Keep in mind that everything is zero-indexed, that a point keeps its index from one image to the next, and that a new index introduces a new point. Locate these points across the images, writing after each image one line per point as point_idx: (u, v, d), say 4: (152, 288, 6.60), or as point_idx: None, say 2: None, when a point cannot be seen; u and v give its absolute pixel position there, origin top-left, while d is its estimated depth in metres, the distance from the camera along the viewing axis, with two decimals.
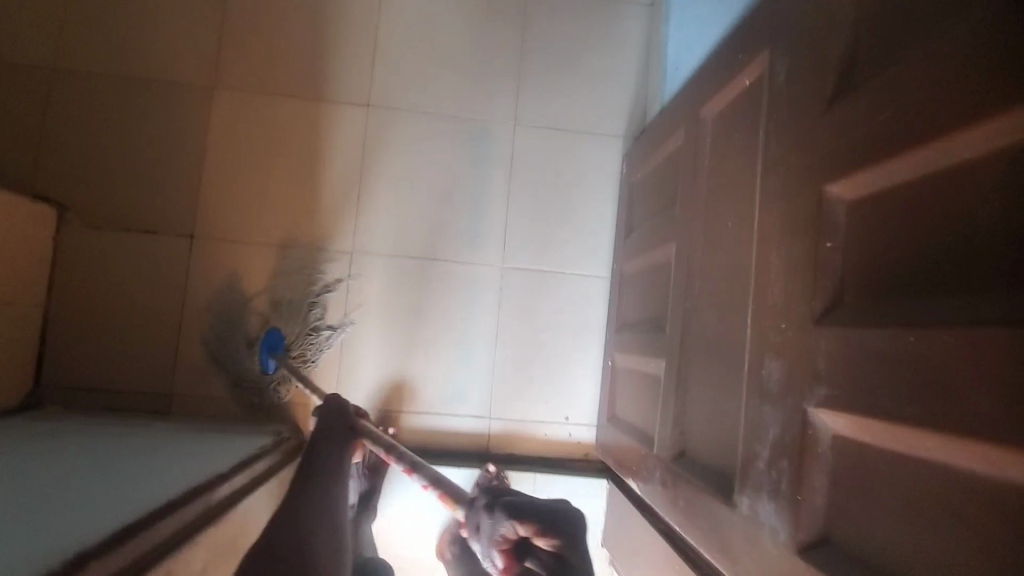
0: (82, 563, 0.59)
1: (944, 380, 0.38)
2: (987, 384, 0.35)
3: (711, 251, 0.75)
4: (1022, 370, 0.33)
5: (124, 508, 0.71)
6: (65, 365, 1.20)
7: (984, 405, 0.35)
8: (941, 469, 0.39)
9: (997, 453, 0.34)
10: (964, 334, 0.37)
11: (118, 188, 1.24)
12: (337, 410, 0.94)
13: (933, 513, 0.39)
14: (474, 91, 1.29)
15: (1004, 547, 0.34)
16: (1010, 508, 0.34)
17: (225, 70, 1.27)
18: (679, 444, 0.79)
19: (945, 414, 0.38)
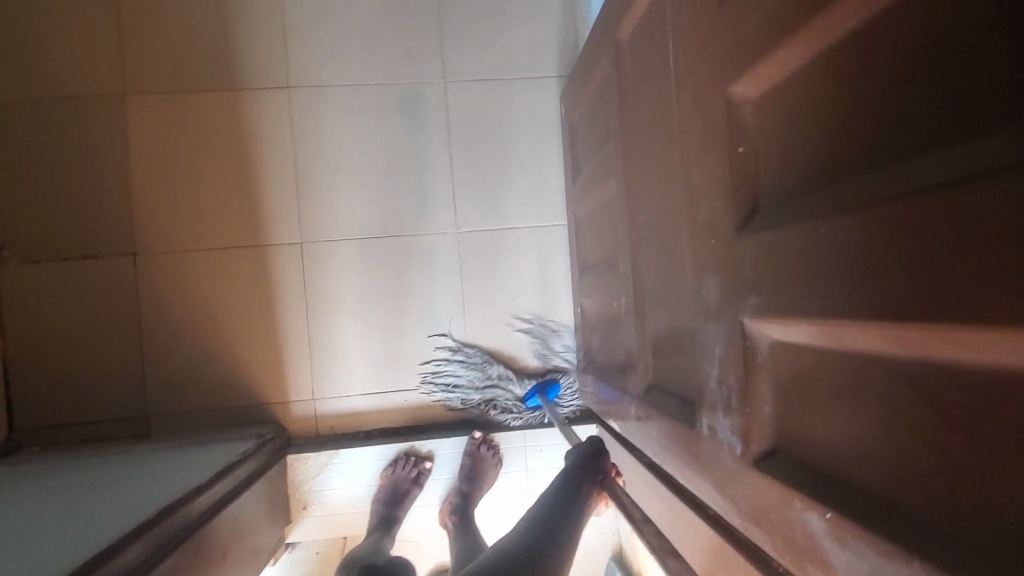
0: None
1: (858, 265, 0.36)
2: (894, 260, 0.34)
3: (647, 178, 0.73)
4: (923, 239, 0.32)
5: (97, 535, 0.70)
6: (33, 405, 1.18)
7: (895, 283, 0.34)
8: (867, 357, 0.37)
9: (911, 329, 0.33)
10: (871, 214, 0.35)
11: (49, 219, 1.19)
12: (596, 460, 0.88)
13: (864, 402, 0.38)
14: (396, 54, 1.23)
15: (929, 422, 0.33)
16: (930, 383, 0.33)
17: (133, 75, 1.21)
18: (646, 377, 0.79)
19: (862, 300, 0.36)
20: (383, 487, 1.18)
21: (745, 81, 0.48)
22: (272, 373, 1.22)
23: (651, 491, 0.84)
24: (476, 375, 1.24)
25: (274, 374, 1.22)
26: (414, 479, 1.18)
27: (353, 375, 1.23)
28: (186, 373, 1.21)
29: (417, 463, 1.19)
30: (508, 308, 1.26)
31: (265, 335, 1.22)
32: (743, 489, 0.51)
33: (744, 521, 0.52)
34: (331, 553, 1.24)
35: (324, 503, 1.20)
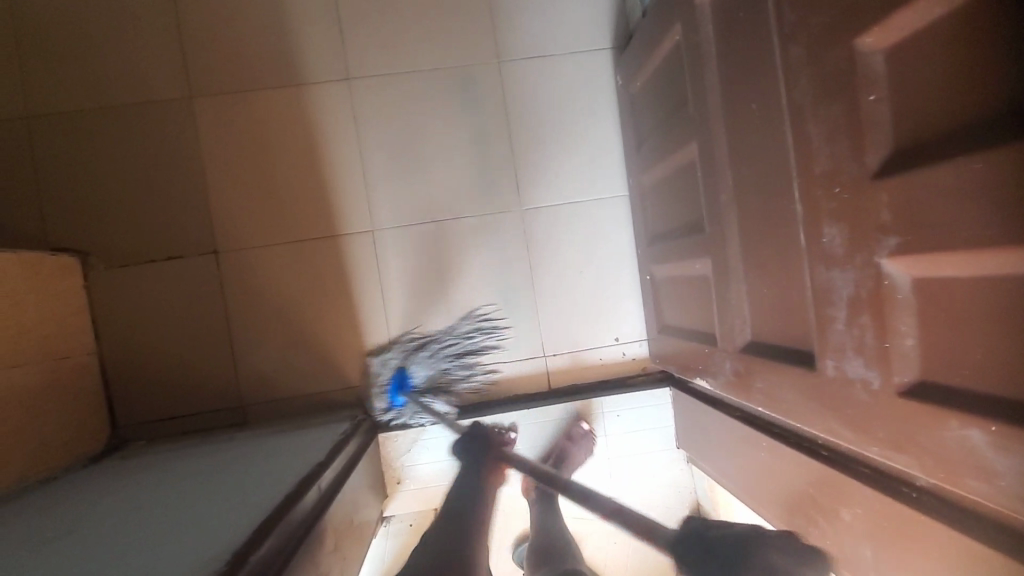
0: (247, 555, 0.66)
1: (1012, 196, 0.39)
2: None
3: (740, 138, 0.75)
4: None
5: (254, 509, 0.78)
6: (133, 403, 1.25)
7: None
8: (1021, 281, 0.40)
9: None
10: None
11: (130, 225, 1.24)
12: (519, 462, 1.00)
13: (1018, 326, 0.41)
14: (449, 38, 1.25)
15: None
16: None
17: (197, 80, 1.24)
18: (744, 331, 0.82)
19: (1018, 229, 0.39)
20: None
21: (868, 32, 0.50)
22: (353, 357, 1.27)
23: (750, 440, 0.88)
24: (436, 361, 1.27)
25: (354, 358, 1.27)
26: None
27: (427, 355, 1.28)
28: (272, 362, 1.26)
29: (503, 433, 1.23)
30: (572, 281, 1.29)
31: (342, 321, 1.27)
32: (882, 419, 0.55)
33: (881, 449, 0.56)
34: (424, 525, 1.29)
35: (415, 477, 1.25)
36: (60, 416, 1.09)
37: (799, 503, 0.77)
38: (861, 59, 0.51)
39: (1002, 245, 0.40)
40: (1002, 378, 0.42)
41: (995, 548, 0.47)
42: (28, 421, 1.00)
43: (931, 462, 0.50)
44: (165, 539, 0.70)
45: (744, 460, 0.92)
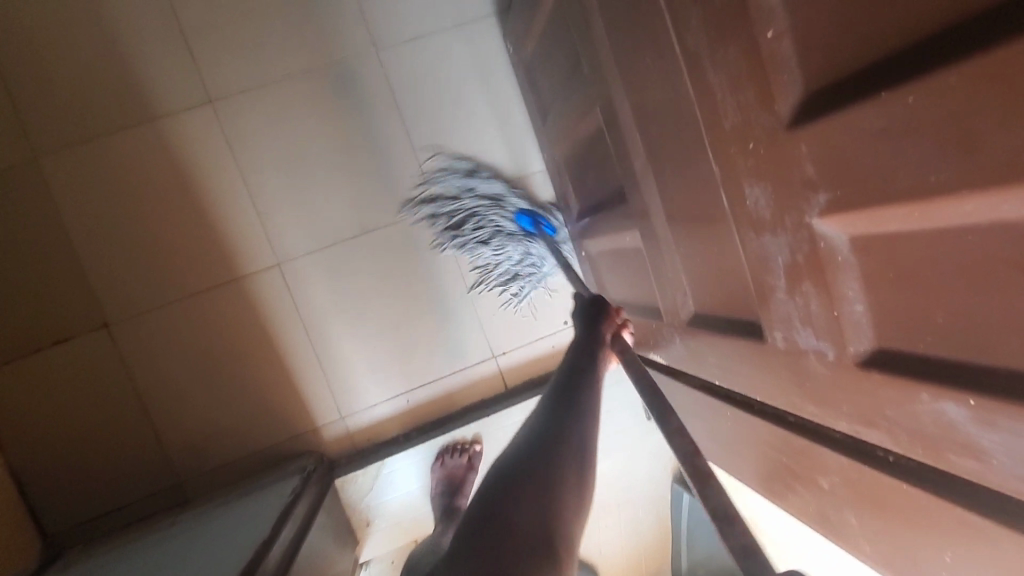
0: None
1: (957, 131, 0.31)
2: (1002, 117, 0.29)
3: (641, 96, 0.66)
4: None
5: None
6: (61, 506, 1.12)
7: (1004, 144, 0.29)
8: (980, 229, 0.33)
9: None
10: (971, 68, 0.29)
11: (4, 314, 1.08)
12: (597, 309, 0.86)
13: (981, 280, 0.34)
14: (316, 33, 1.11)
15: None
16: None
17: (39, 134, 1.07)
18: (685, 304, 0.75)
19: (970, 170, 0.31)
20: (441, 484, 1.13)
21: None
22: (291, 403, 1.16)
23: (713, 413, 0.82)
24: (522, 258, 1.17)
25: (292, 405, 1.16)
26: (469, 465, 1.14)
27: (373, 383, 1.18)
28: (204, 428, 1.14)
29: (465, 449, 1.15)
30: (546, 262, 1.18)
31: (271, 367, 1.15)
32: (846, 392, 0.49)
33: (850, 423, 0.50)
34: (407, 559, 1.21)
35: (385, 515, 1.17)
36: None
37: (776, 471, 0.72)
38: None
39: (954, 191, 0.33)
40: (975, 343, 0.36)
41: (994, 518, 0.42)
42: None
43: (906, 437, 0.44)
44: None
45: (712, 431, 0.87)
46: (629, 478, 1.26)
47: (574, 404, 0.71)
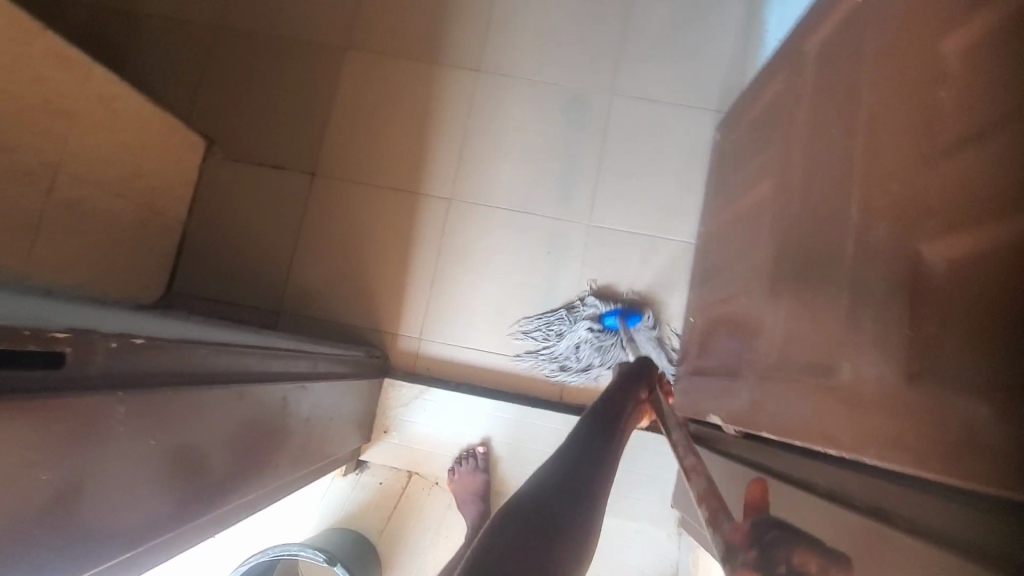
0: (221, 345, 0.65)
1: None
2: None
3: (816, 164, 0.77)
4: None
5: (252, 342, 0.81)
6: (193, 277, 1.34)
7: None
8: None
9: None
10: None
11: (254, 129, 1.38)
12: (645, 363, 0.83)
13: None
14: (577, 64, 1.39)
15: None
16: None
17: (357, 33, 1.41)
18: (770, 355, 0.79)
19: None
20: (461, 494, 1.19)
21: (955, 35, 0.52)
22: (391, 305, 1.32)
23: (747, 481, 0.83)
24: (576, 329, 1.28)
25: (390, 307, 1.32)
26: (477, 467, 1.21)
27: (461, 328, 1.30)
28: (324, 284, 1.33)
29: (472, 452, 1.23)
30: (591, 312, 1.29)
31: (396, 270, 1.33)
32: (890, 414, 0.51)
33: (877, 450, 0.52)
34: (393, 488, 1.25)
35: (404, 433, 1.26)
36: (130, 256, 1.20)
37: None
38: (946, 59, 0.53)
39: None
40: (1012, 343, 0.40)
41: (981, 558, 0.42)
42: (107, 243, 1.12)
43: (935, 455, 0.46)
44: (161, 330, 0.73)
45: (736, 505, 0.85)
46: (623, 556, 1.20)
47: (608, 430, 0.62)
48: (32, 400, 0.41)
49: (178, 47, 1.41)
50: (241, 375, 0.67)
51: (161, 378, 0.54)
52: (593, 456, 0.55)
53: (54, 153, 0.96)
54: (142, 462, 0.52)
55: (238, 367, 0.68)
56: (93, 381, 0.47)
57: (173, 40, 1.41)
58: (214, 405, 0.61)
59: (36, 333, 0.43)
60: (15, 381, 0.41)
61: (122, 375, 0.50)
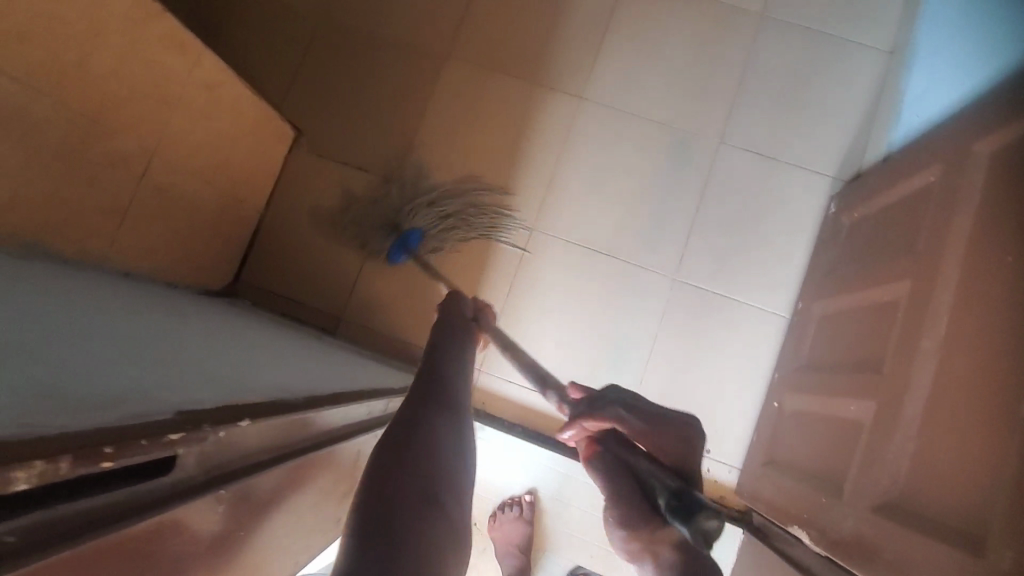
0: (313, 404, 0.59)
1: None
2: None
3: (981, 291, 0.67)
4: None
5: (333, 378, 0.76)
6: (262, 269, 1.32)
7: None
8: None
9: None
10: None
11: (343, 128, 1.35)
12: (455, 299, 0.77)
13: None
14: (686, 107, 1.30)
15: None
16: None
17: (461, 42, 1.36)
18: (889, 492, 0.70)
19: None
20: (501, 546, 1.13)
21: None
22: None
23: None
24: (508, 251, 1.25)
25: None
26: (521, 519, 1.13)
27: None
28: (390, 298, 1.29)
29: (517, 501, 1.15)
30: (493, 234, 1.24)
31: (465, 295, 1.28)
32: None
33: None
34: None
35: None
36: (206, 244, 1.18)
37: None
38: None
39: None
40: None
41: None
42: (186, 230, 1.10)
43: None
44: (247, 360, 0.68)
45: None
46: None
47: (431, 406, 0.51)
48: (148, 522, 0.35)
49: (280, 32, 1.38)
50: (289, 432, 0.54)
51: (250, 460, 0.48)
52: (426, 446, 0.47)
53: (154, 134, 0.94)
54: (219, 566, 0.46)
55: (324, 425, 0.62)
56: (196, 480, 0.41)
57: (277, 24, 1.38)
58: (284, 482, 0.54)
59: (156, 438, 0.36)
60: (127, 499, 0.35)
61: (220, 464, 0.44)
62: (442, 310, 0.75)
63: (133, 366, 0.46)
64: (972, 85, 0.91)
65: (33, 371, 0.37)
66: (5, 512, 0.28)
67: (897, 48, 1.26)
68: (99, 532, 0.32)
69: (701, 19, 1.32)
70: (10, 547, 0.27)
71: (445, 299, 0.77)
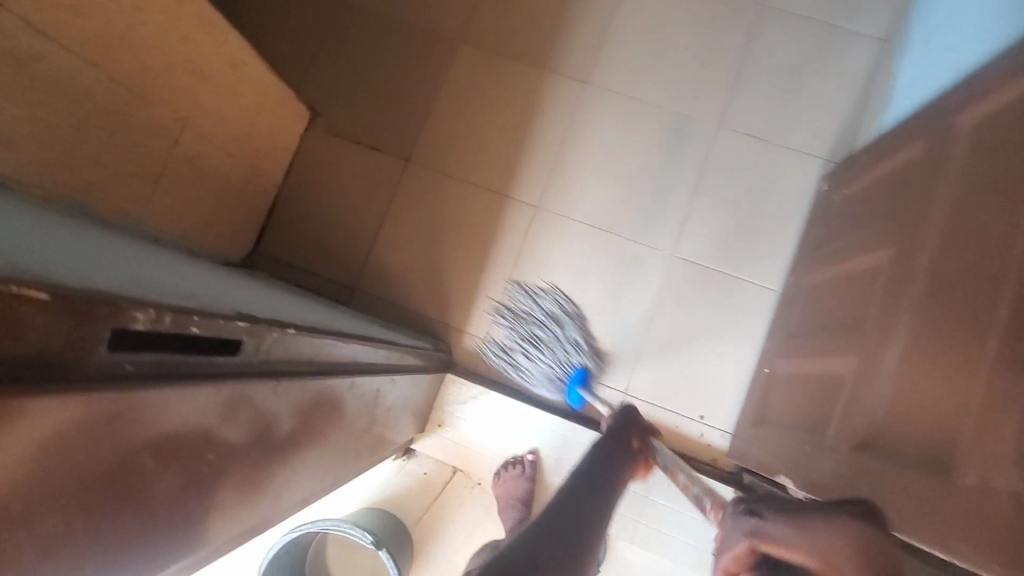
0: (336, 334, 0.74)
1: None
2: None
3: (955, 247, 0.73)
4: None
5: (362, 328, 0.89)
6: (278, 242, 1.38)
7: None
8: None
9: None
10: None
11: (358, 109, 1.41)
12: (632, 414, 0.89)
13: None
14: (686, 93, 1.36)
15: None
16: None
17: (472, 27, 1.42)
18: (866, 433, 0.76)
19: None
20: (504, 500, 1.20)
21: None
22: (463, 301, 1.33)
23: None
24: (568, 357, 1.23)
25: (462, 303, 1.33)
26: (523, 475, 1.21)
27: None
28: (401, 270, 1.35)
29: (519, 460, 1.23)
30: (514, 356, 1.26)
31: (473, 268, 1.34)
32: None
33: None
34: (435, 480, 1.27)
35: (457, 429, 1.27)
36: (228, 215, 1.24)
37: None
38: None
39: None
40: None
41: None
42: (211, 201, 1.16)
43: None
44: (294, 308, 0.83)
45: None
46: None
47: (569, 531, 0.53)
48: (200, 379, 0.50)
49: (299, 17, 1.44)
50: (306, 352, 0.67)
51: (282, 364, 0.63)
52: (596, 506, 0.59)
53: (185, 107, 1.00)
54: None
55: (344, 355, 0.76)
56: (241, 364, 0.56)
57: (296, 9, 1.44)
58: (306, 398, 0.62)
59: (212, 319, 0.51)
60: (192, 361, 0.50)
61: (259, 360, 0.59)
62: (623, 419, 0.87)
63: (211, 287, 0.63)
64: (957, 67, 0.97)
65: (147, 273, 0.54)
66: (124, 346, 0.44)
67: (890, 37, 1.32)
68: (178, 378, 0.48)
69: (703, 9, 1.38)
70: (127, 368, 0.44)
71: (622, 411, 0.90)
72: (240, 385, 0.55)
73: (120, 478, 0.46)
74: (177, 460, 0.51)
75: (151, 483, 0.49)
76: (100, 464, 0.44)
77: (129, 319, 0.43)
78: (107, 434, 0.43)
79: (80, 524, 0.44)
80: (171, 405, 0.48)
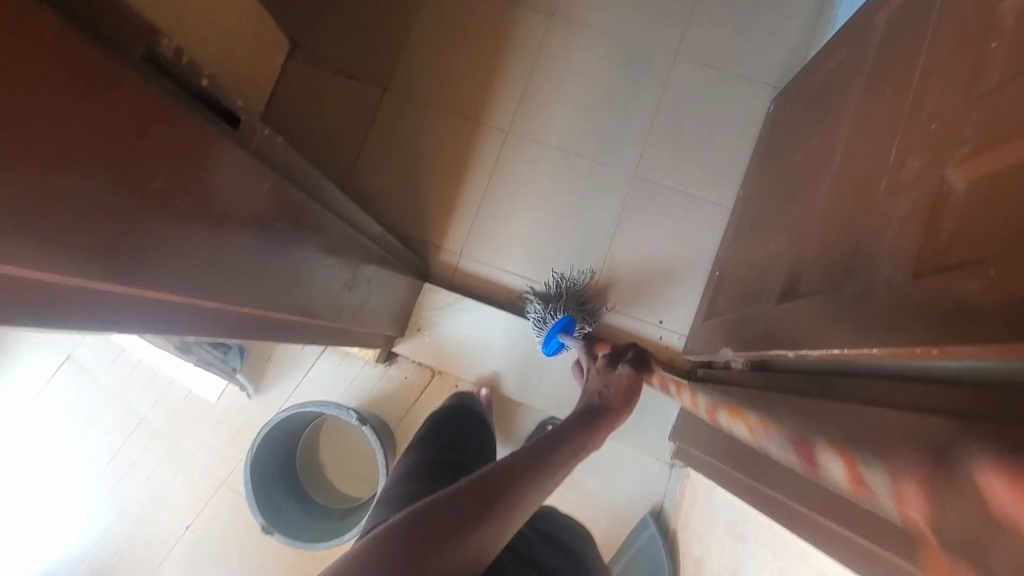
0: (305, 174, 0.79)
1: None
2: None
3: (863, 120, 0.83)
4: None
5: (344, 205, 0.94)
6: None
7: None
8: None
9: None
10: None
11: (337, 40, 1.47)
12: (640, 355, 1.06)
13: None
14: (647, 23, 1.45)
15: None
16: None
17: None
18: (790, 288, 0.87)
19: None
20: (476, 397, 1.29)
21: None
22: (439, 220, 1.42)
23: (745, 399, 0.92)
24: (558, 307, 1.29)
25: (438, 221, 1.42)
26: None
27: (499, 250, 1.40)
28: (380, 192, 1.42)
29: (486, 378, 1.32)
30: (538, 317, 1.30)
31: (447, 189, 1.42)
32: (889, 311, 0.58)
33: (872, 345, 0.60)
34: (416, 384, 1.37)
35: (435, 334, 1.37)
36: None
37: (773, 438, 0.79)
38: (997, 12, 0.58)
39: None
40: (995, 237, 0.48)
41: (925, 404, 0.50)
42: None
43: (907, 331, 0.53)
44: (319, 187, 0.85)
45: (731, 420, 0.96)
46: (617, 473, 1.32)
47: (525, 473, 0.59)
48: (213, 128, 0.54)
49: None
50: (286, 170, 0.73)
51: (271, 164, 0.68)
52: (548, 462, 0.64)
53: None
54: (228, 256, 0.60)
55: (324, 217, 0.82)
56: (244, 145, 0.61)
57: None
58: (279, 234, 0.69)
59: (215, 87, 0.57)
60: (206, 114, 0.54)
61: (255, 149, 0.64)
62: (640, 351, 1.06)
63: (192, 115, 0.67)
64: None
65: None
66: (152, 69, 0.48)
67: None
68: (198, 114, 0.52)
69: None
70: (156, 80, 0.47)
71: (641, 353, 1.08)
72: (238, 155, 0.59)
73: (136, 196, 0.46)
74: (189, 219, 0.53)
75: (174, 234, 0.51)
76: (138, 172, 0.46)
77: (153, 39, 0.48)
78: (141, 142, 0.46)
79: (111, 239, 0.45)
80: (190, 138, 0.51)
